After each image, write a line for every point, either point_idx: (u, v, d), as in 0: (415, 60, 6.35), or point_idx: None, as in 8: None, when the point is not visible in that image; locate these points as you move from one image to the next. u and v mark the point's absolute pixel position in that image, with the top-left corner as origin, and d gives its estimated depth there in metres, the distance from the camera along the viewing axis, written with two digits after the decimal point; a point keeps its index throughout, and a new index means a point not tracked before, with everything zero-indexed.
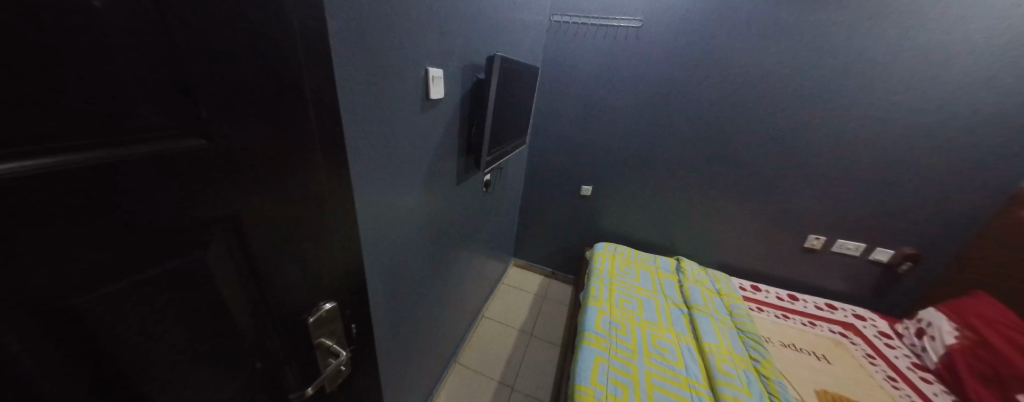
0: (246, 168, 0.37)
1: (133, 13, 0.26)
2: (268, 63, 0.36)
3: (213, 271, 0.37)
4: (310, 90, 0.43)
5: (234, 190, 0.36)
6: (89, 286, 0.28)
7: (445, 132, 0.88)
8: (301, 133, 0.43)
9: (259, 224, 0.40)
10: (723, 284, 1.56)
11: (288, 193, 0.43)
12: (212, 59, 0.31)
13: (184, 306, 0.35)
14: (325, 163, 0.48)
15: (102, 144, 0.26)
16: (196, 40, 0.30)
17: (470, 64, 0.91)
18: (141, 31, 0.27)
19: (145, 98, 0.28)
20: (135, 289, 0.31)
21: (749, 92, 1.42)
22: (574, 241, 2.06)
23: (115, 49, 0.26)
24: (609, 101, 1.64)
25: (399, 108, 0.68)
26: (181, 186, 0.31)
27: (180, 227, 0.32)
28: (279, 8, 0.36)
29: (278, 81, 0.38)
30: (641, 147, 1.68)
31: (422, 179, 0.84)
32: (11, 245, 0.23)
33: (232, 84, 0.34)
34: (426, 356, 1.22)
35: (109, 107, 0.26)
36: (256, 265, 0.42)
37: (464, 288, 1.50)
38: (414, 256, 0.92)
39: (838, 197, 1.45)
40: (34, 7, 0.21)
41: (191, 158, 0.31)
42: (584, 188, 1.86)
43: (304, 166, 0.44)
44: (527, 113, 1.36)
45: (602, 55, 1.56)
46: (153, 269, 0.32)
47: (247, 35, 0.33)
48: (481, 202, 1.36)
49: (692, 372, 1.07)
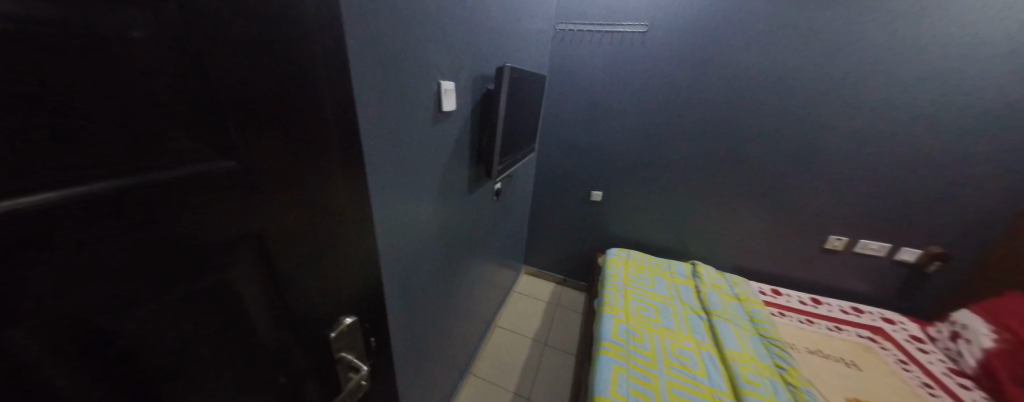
0: (270, 186, 0.37)
1: (168, 40, 0.27)
2: (289, 84, 0.37)
3: (240, 289, 0.37)
4: (330, 107, 0.44)
5: (258, 208, 0.37)
6: (123, 308, 0.28)
7: (456, 142, 0.89)
8: (322, 150, 0.43)
9: (283, 241, 0.41)
10: (741, 288, 1.52)
11: (310, 208, 0.43)
12: (237, 81, 0.32)
13: (212, 324, 0.35)
14: (345, 178, 0.48)
15: (135, 168, 0.26)
16: (224, 64, 0.31)
17: (480, 75, 0.92)
18: (175, 58, 0.27)
19: (177, 122, 0.29)
20: (167, 310, 0.31)
21: (759, 92, 1.40)
22: (585, 247, 2.04)
23: (150, 76, 0.26)
24: (617, 105, 1.63)
25: (412, 121, 0.69)
26: (208, 206, 0.32)
27: (206, 246, 0.33)
28: (299, 30, 0.37)
29: (300, 100, 0.39)
30: (650, 151, 1.66)
31: (435, 190, 0.85)
32: (48, 269, 0.23)
33: (257, 105, 0.34)
34: (441, 367, 1.21)
35: (144, 132, 0.27)
36: (280, 282, 0.42)
37: (476, 297, 1.49)
38: (428, 267, 0.92)
39: (858, 196, 1.41)
40: (70, 38, 0.22)
41: (215, 177, 0.32)
42: (594, 193, 1.85)
43: (325, 181, 0.45)
44: (535, 121, 1.37)
45: (608, 61, 1.57)
46: (185, 289, 0.32)
47: (269, 58, 0.34)
48: (492, 211, 1.36)
49: (715, 381, 1.04)
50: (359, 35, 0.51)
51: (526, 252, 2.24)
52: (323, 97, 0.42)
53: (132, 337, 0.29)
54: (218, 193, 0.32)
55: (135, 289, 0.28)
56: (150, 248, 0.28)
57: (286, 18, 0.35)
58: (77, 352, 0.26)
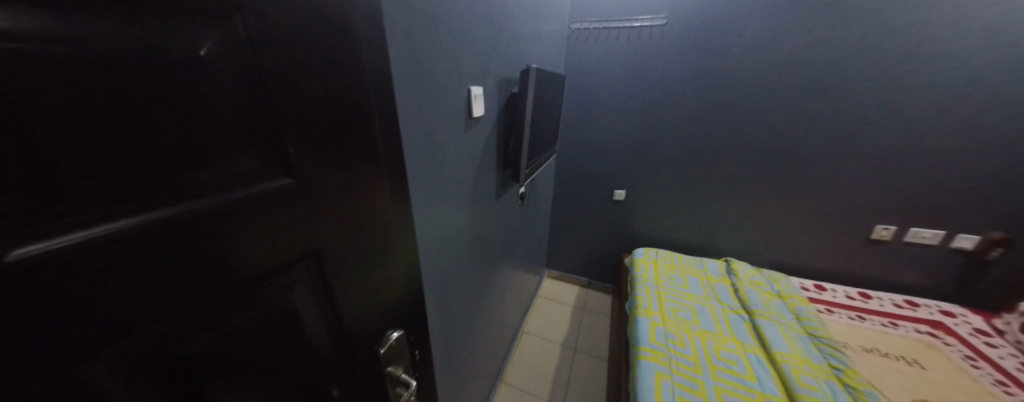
0: (324, 201, 0.36)
1: (231, 53, 0.25)
2: (340, 94, 0.36)
3: (297, 308, 0.36)
4: (378, 117, 0.43)
5: (313, 224, 0.35)
6: (192, 335, 0.26)
7: (485, 148, 0.88)
8: (370, 161, 0.42)
9: (337, 257, 0.39)
10: (782, 284, 1.45)
11: (360, 225, 0.42)
12: (292, 94, 0.31)
13: (271, 346, 0.34)
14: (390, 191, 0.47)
15: (203, 188, 0.25)
16: (281, 75, 0.29)
17: (505, 79, 0.91)
18: (236, 71, 0.26)
19: (240, 139, 0.27)
20: (231, 335, 0.30)
21: (790, 79, 1.35)
22: (610, 248, 2.00)
23: (215, 92, 0.25)
24: (637, 102, 1.60)
25: (446, 129, 0.68)
26: (267, 225, 0.30)
27: (266, 266, 0.31)
28: (353, 42, 0.36)
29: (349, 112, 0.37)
30: (674, 147, 1.62)
31: (467, 197, 0.83)
32: (119, 297, 0.22)
33: (310, 117, 0.33)
34: (474, 377, 1.19)
35: (210, 150, 0.25)
36: (335, 300, 0.40)
37: (504, 304, 1.47)
38: (462, 276, 0.90)
39: (905, 181, 1.32)
40: (135, 53, 0.21)
41: (273, 197, 0.30)
42: (617, 193, 1.81)
43: (372, 196, 0.43)
44: (557, 123, 1.35)
45: (626, 57, 1.54)
46: (246, 313, 0.30)
47: (321, 67, 0.33)
48: (518, 215, 1.35)
49: (766, 386, 0.98)
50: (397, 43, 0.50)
51: (549, 256, 2.21)
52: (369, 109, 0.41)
53: (199, 367, 0.28)
54: (276, 213, 0.31)
55: (204, 318, 0.27)
56: (217, 276, 0.27)
57: (338, 30, 0.34)
58: (149, 384, 0.25)
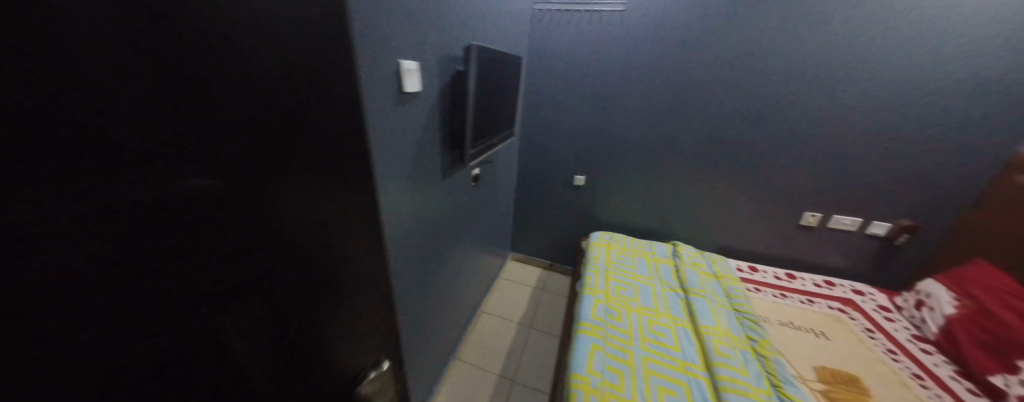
0: (265, 184, 0.36)
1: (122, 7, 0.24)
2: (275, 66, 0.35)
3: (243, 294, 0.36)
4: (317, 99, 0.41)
5: (254, 204, 0.35)
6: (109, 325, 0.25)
7: (427, 126, 0.87)
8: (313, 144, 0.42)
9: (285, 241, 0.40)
10: (720, 266, 1.56)
11: (296, 196, 0.40)
12: (228, 69, 0.30)
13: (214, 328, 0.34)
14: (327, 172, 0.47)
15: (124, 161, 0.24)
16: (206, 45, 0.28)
17: (449, 56, 0.88)
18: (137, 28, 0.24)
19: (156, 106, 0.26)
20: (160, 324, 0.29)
21: (739, 71, 1.40)
22: (571, 232, 2.06)
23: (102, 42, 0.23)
24: (598, 88, 1.62)
25: (377, 103, 0.67)
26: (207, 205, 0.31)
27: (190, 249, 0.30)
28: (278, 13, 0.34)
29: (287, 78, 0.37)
30: (632, 134, 1.67)
31: (406, 176, 0.83)
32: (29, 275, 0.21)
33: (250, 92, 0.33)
34: (425, 353, 1.22)
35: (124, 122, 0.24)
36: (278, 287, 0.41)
37: (461, 283, 1.50)
38: (405, 253, 0.91)
39: (833, 172, 1.43)
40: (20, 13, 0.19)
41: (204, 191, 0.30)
42: (578, 178, 1.85)
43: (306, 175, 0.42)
44: (514, 105, 1.35)
45: (589, 42, 1.54)
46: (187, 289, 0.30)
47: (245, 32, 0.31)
48: (474, 196, 1.36)
49: (688, 355, 1.07)
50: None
51: (514, 238, 2.26)
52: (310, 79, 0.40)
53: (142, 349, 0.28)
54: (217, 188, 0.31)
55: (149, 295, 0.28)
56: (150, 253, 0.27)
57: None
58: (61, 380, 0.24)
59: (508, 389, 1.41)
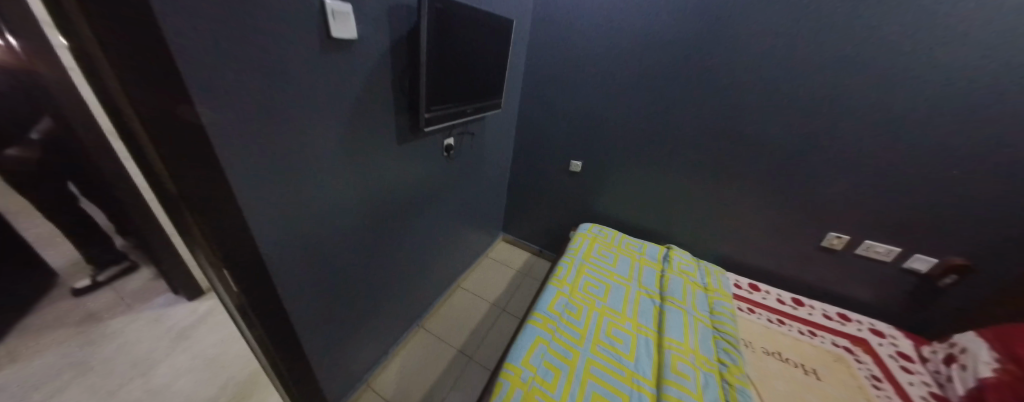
0: None
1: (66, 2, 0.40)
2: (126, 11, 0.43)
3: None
4: (170, 26, 0.46)
5: None
6: None
7: (370, 81, 0.80)
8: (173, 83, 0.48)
9: None
10: (713, 278, 1.39)
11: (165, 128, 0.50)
12: None
13: None
14: (141, 96, 0.47)
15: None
16: None
17: (402, 6, 0.80)
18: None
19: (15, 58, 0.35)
20: None
21: (772, 54, 1.16)
22: (563, 220, 1.95)
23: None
24: (604, 64, 1.46)
25: (287, 43, 0.61)
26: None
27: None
28: None
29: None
30: (637, 120, 1.50)
31: (340, 133, 0.78)
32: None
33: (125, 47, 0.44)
34: (377, 316, 1.23)
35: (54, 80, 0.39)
36: None
37: (432, 254, 1.48)
38: (343, 213, 0.89)
39: (869, 189, 1.19)
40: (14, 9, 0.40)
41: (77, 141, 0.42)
42: (573, 163, 1.73)
43: (112, 88, 0.47)
44: (498, 74, 1.24)
45: (599, 9, 1.37)
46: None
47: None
48: (447, 167, 1.30)
49: (640, 367, 0.97)
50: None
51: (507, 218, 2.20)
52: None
53: None
54: None
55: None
56: None
57: None
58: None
59: (462, 365, 1.40)
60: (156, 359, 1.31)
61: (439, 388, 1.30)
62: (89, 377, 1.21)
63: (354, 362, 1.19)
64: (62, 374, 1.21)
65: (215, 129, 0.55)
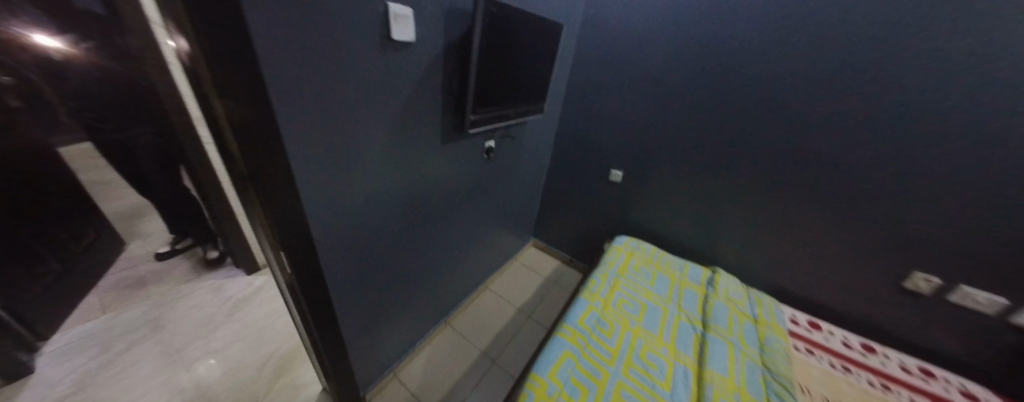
0: None
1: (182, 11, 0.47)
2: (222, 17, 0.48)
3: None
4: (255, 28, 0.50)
5: None
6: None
7: (421, 82, 0.82)
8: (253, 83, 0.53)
9: None
10: (765, 310, 1.25)
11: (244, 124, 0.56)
12: None
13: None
14: (228, 94, 0.53)
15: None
16: None
17: (458, 9, 0.81)
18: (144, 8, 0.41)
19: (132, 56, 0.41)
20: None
21: (855, 65, 1.03)
22: (598, 231, 1.89)
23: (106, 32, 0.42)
24: (656, 71, 1.39)
25: (351, 44, 0.64)
26: None
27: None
28: None
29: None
30: (687, 130, 1.41)
31: (390, 131, 0.81)
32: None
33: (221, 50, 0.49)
34: (408, 309, 1.27)
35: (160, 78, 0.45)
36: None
37: (464, 254, 1.49)
38: (386, 208, 0.92)
39: (971, 227, 1.00)
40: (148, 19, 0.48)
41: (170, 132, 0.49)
42: (613, 173, 1.67)
43: (206, 83, 0.54)
44: (544, 79, 1.23)
45: (655, 14, 1.30)
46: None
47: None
48: (486, 168, 1.30)
49: (676, 398, 0.90)
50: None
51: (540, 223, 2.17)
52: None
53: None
54: None
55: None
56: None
57: None
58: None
59: (485, 368, 1.39)
60: (215, 324, 1.45)
61: (461, 388, 1.30)
62: (161, 333, 1.38)
63: (383, 351, 1.23)
64: (141, 328, 1.38)
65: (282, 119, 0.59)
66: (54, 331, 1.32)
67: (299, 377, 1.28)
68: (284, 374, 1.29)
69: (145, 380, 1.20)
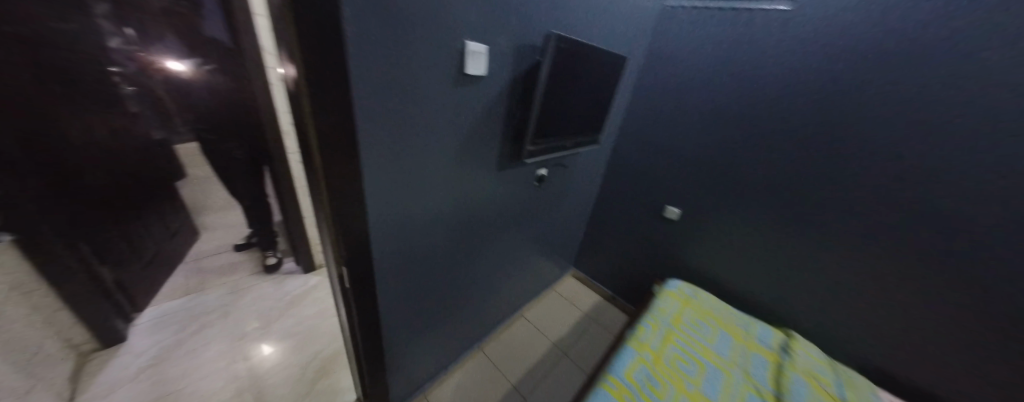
0: None
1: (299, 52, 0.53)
2: (330, 57, 0.53)
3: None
4: (354, 65, 0.55)
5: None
6: None
7: (485, 113, 0.84)
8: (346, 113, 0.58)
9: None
10: (860, 394, 1.03)
11: (333, 148, 0.61)
12: None
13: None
14: (325, 122, 0.58)
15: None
16: None
17: (527, 44, 0.83)
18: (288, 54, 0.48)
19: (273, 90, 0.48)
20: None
21: (985, 110, 0.87)
22: (646, 269, 1.76)
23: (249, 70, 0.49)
24: (726, 105, 1.29)
25: (430, 78, 0.68)
26: None
27: None
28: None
29: (290, 23, 0.51)
30: (761, 171, 1.27)
31: (451, 158, 0.84)
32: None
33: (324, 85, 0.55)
34: (444, 331, 1.25)
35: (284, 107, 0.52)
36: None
37: (503, 280, 1.46)
38: (438, 230, 0.94)
39: None
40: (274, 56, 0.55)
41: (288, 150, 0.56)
42: (669, 209, 1.55)
43: (305, 110, 0.59)
44: (603, 110, 1.20)
45: (729, 47, 1.23)
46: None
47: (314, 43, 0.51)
48: (535, 196, 1.29)
49: None
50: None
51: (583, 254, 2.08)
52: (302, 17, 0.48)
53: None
54: None
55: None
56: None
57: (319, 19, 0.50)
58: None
59: None
60: (273, 316, 1.57)
61: None
62: (228, 320, 1.52)
63: (417, 371, 1.22)
64: (213, 313, 1.54)
65: (364, 144, 0.63)
66: (148, 306, 1.52)
67: (336, 382, 1.32)
68: (323, 377, 1.34)
69: (210, 362, 1.32)
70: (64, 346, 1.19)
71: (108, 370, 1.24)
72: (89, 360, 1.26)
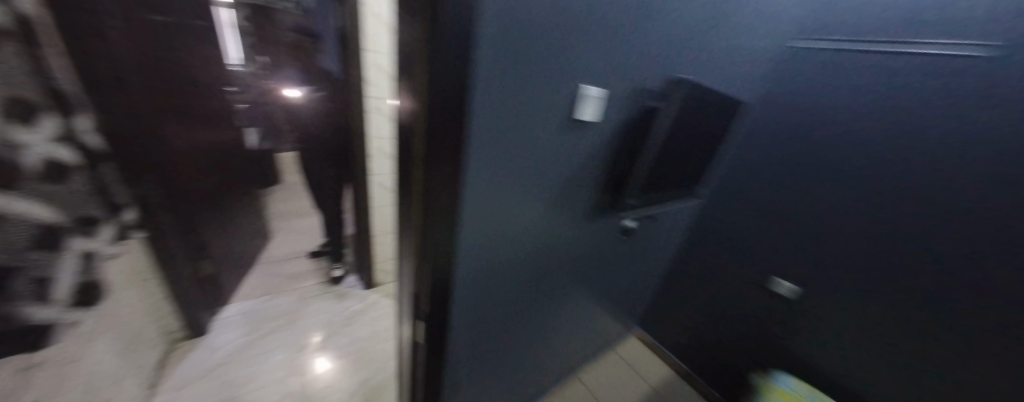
0: None
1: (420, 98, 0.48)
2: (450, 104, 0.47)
3: None
4: (475, 113, 0.49)
5: None
6: None
7: (588, 160, 0.75)
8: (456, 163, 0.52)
9: None
10: None
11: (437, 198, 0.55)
12: None
13: None
14: (434, 170, 0.52)
15: None
16: None
17: (644, 89, 0.72)
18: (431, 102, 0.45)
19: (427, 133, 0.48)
20: None
21: None
22: (737, 348, 1.45)
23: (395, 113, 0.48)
24: (875, 168, 1.01)
25: (542, 125, 0.60)
26: None
27: None
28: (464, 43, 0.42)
29: (417, 70, 0.47)
30: (930, 257, 0.95)
31: (545, 207, 0.75)
32: None
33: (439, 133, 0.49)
34: (498, 389, 1.12)
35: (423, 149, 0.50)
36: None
37: (566, 337, 1.30)
38: (516, 282, 0.84)
39: None
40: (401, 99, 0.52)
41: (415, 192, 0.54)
42: (779, 283, 1.27)
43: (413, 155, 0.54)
44: (709, 161, 1.04)
45: (881, 99, 0.99)
46: None
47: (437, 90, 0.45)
48: (617, 249, 1.14)
49: None
50: (503, 10, 0.44)
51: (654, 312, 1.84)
52: (432, 65, 0.44)
53: None
54: None
55: None
56: None
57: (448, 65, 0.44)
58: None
59: None
60: (331, 331, 1.59)
61: None
62: (293, 328, 1.57)
63: None
64: (282, 318, 1.61)
65: (469, 194, 0.57)
66: (231, 301, 1.65)
67: None
68: None
69: (271, 370, 1.35)
70: (161, 331, 1.31)
71: (189, 360, 1.33)
72: (177, 347, 1.38)
